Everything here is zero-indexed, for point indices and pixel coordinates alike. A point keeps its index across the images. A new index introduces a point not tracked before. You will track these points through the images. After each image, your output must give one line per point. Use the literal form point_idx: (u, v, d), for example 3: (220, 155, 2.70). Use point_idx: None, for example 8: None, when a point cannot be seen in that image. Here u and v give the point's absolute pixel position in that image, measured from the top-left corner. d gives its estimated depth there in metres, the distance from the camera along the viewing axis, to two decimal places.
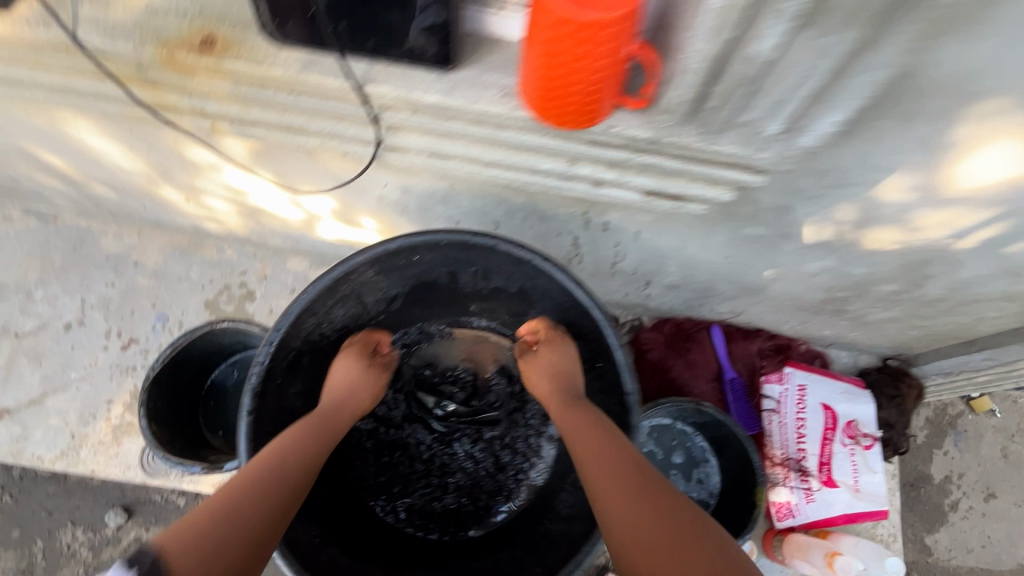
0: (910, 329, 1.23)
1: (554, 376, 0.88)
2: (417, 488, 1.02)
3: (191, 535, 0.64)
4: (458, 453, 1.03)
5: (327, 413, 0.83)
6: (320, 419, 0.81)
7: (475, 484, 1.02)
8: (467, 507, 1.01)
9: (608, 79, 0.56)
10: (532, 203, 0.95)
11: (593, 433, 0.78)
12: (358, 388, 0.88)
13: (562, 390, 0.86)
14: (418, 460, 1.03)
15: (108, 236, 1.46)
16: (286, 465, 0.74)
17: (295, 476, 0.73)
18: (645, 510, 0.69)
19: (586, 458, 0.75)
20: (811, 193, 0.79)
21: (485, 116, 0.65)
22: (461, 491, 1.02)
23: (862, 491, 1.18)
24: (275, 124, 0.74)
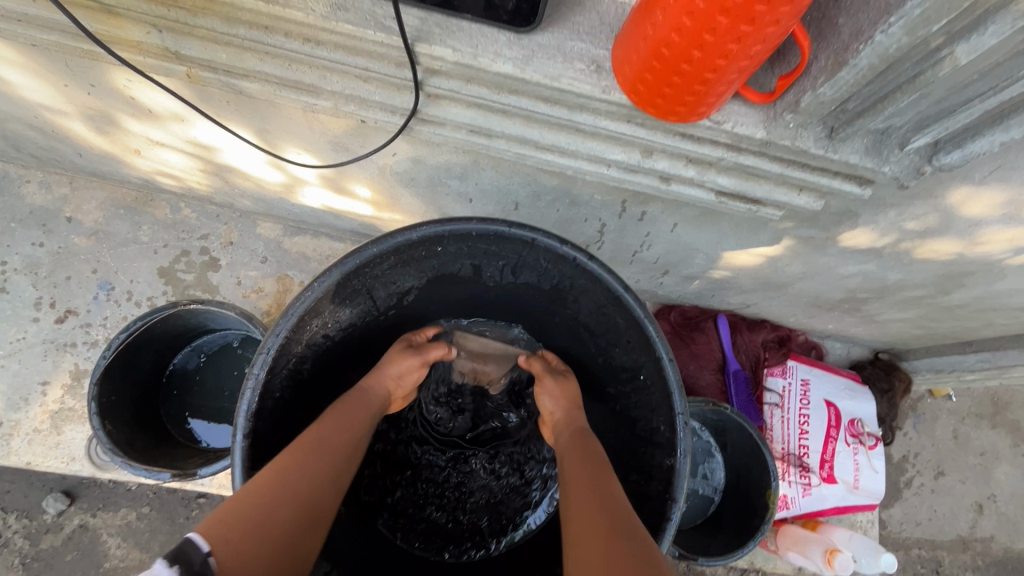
0: (915, 329, 1.22)
1: (562, 402, 0.83)
2: (431, 507, 0.95)
3: (223, 517, 0.56)
4: (471, 470, 0.98)
5: (368, 397, 0.79)
6: (364, 403, 0.78)
7: (493, 501, 0.97)
8: (488, 525, 0.95)
9: (753, 66, 0.41)
10: (566, 187, 0.84)
11: (583, 471, 0.70)
12: (401, 376, 0.83)
13: (571, 416, 0.82)
14: (430, 481, 0.97)
15: (32, 185, 1.22)
16: (336, 447, 0.69)
17: (337, 458, 0.68)
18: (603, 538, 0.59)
19: (572, 483, 0.69)
20: (886, 201, 0.71)
21: (562, 94, 0.52)
22: (478, 509, 0.96)
23: (858, 487, 1.20)
24: (276, 78, 0.58)
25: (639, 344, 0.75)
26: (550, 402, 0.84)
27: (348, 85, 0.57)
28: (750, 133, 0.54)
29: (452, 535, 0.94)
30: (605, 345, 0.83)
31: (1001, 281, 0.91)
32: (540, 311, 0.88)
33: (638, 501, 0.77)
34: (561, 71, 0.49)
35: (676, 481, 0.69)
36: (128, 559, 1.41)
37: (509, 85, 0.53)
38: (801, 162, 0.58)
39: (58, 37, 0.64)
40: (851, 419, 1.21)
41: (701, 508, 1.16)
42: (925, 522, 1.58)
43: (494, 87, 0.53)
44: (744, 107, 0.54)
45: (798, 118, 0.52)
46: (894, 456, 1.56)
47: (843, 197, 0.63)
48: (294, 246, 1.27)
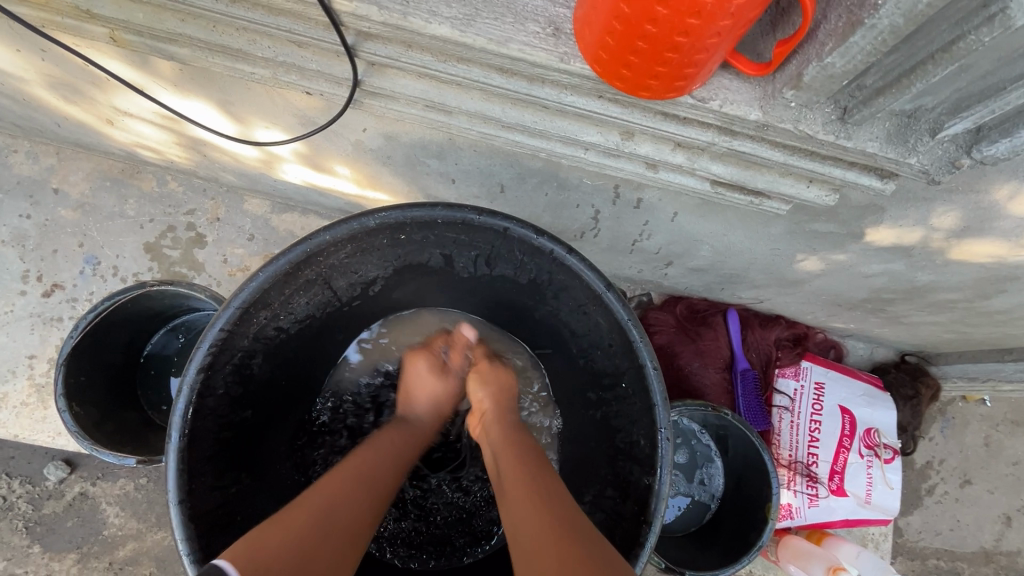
0: (947, 333, 1.11)
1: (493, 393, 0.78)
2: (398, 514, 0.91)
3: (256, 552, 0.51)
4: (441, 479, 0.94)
5: (416, 428, 0.78)
6: (411, 435, 0.76)
7: (463, 512, 0.91)
8: (456, 535, 0.89)
9: (738, 28, 0.34)
10: (553, 169, 0.74)
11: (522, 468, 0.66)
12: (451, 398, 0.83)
13: (501, 409, 0.76)
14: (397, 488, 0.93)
15: (19, 155, 1.20)
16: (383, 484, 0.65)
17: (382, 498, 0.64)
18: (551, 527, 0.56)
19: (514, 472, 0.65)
20: (915, 192, 0.61)
21: (515, 63, 0.45)
22: (447, 521, 0.91)
23: (871, 501, 1.11)
24: (203, 42, 0.53)
25: (621, 349, 0.68)
26: (482, 390, 0.78)
27: (281, 50, 0.51)
28: (740, 114, 0.45)
29: (421, 545, 0.89)
30: (587, 347, 0.76)
31: None
32: (520, 307, 0.81)
33: (613, 520, 0.71)
34: (509, 35, 0.42)
35: (654, 503, 0.63)
36: (125, 529, 1.27)
37: (456, 53, 0.46)
38: (807, 149, 0.49)
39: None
40: (867, 429, 1.11)
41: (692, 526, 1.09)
42: (945, 532, 1.48)
43: (439, 55, 0.47)
44: (737, 80, 0.45)
45: (801, 95, 0.43)
46: (916, 462, 1.45)
47: (862, 192, 0.54)
48: (282, 223, 1.21)
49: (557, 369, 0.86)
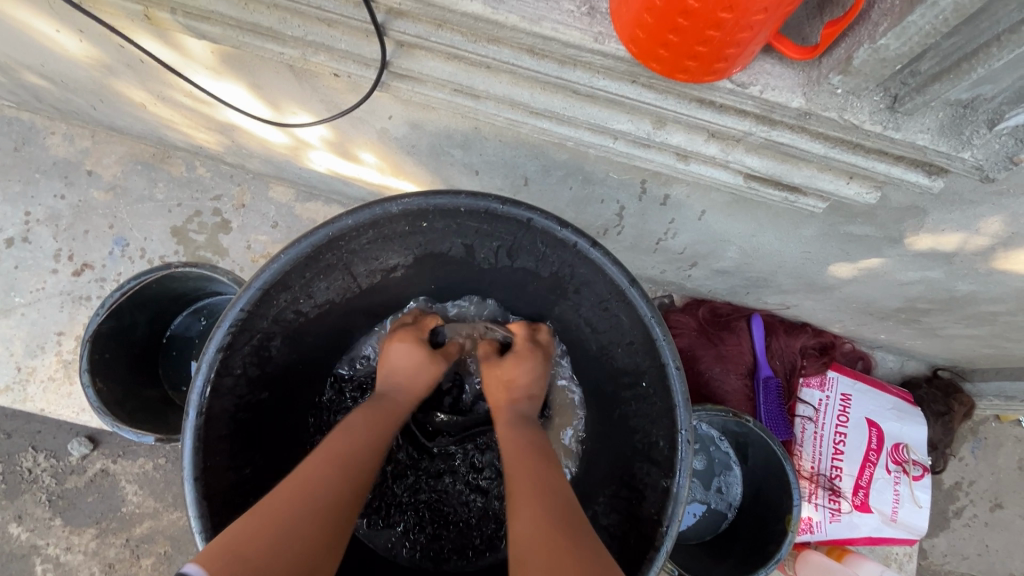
0: (984, 348, 1.06)
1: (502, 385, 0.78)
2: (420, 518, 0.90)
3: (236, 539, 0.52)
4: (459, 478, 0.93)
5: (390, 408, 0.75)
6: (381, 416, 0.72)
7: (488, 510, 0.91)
8: (494, 526, 0.90)
9: (784, 6, 0.33)
10: (578, 162, 0.73)
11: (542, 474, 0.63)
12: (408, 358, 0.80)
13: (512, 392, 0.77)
14: (418, 488, 0.92)
15: (56, 137, 1.23)
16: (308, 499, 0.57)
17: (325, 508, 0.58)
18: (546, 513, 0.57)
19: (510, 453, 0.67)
20: (961, 194, 0.58)
21: (547, 43, 0.44)
22: (476, 520, 0.91)
23: (896, 520, 1.06)
24: (233, 20, 0.54)
25: (643, 348, 0.66)
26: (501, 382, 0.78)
27: (311, 29, 0.51)
28: (785, 100, 0.43)
29: (455, 550, 0.89)
30: (608, 344, 0.74)
31: None
32: (540, 299, 0.81)
33: (627, 523, 0.70)
34: (543, 13, 0.42)
35: (672, 506, 0.61)
36: (142, 507, 1.30)
37: (487, 33, 0.45)
38: (852, 142, 0.47)
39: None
40: (893, 445, 1.07)
41: (707, 530, 1.07)
42: (973, 557, 1.42)
43: (470, 35, 0.46)
44: (781, 65, 0.43)
45: (848, 81, 0.41)
46: (945, 483, 1.40)
47: (906, 189, 0.52)
48: (305, 213, 1.23)
49: (575, 365, 0.85)
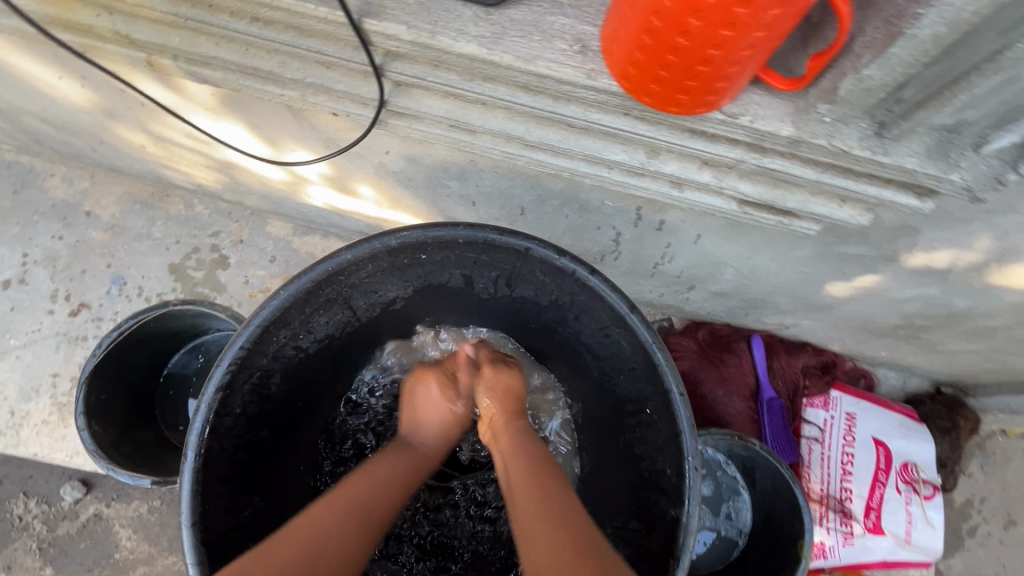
0: (986, 362, 1.06)
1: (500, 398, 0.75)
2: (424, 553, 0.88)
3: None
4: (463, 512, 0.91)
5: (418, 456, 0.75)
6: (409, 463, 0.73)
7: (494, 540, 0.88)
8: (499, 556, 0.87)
9: (770, 41, 0.35)
10: (574, 191, 0.74)
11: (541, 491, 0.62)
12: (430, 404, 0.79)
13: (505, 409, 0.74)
14: (420, 522, 0.90)
15: (55, 179, 1.24)
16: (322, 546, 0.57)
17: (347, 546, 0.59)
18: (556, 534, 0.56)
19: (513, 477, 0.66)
20: (953, 212, 0.59)
21: (541, 80, 0.45)
22: (483, 549, 0.88)
23: (910, 542, 1.04)
24: (235, 65, 0.55)
25: (646, 374, 0.66)
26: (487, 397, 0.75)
27: (310, 71, 0.53)
28: (776, 128, 0.44)
29: None
30: (610, 372, 0.74)
31: None
32: (541, 327, 0.80)
33: (637, 555, 0.68)
34: (536, 52, 0.43)
35: (682, 536, 0.60)
36: (135, 553, 1.26)
37: (482, 72, 0.47)
38: (843, 167, 0.48)
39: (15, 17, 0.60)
40: (901, 463, 1.06)
41: (717, 559, 1.04)
42: None
43: (465, 74, 0.48)
44: (768, 96, 0.44)
45: (834, 109, 0.43)
46: (957, 502, 1.37)
47: (898, 211, 0.53)
48: (303, 246, 1.23)
49: (578, 393, 0.85)
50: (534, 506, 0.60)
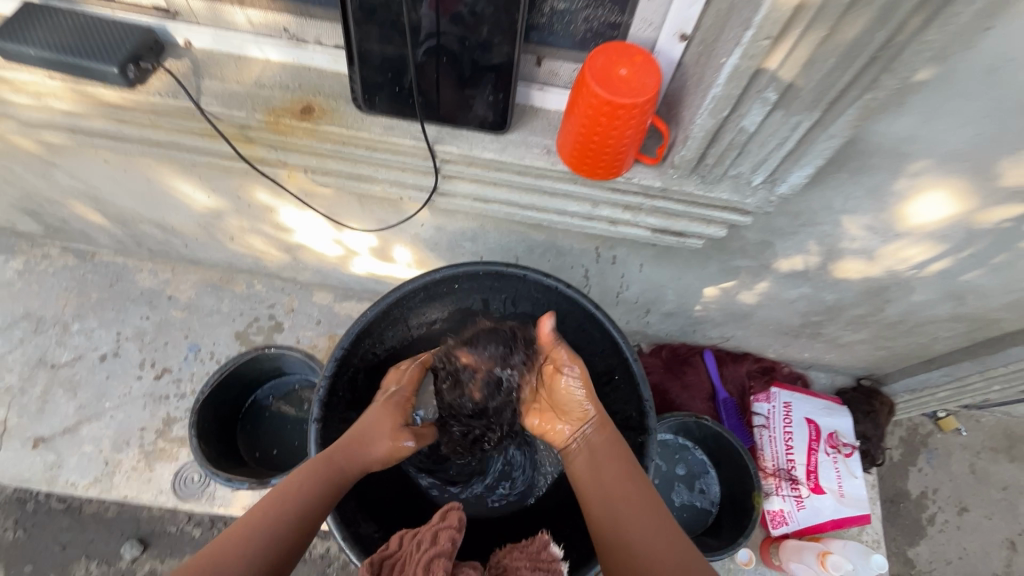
0: (878, 350, 1.39)
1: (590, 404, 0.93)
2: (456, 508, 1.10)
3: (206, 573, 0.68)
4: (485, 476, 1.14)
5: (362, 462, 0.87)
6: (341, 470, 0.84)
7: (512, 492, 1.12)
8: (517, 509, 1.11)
9: (635, 141, 0.70)
10: (551, 240, 1.10)
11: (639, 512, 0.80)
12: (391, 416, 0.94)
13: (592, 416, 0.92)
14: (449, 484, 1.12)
15: (143, 273, 1.57)
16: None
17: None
18: (663, 548, 0.75)
19: (611, 487, 0.84)
20: (786, 229, 0.95)
21: (525, 169, 0.80)
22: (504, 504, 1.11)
23: (846, 496, 1.31)
24: (348, 176, 0.87)
25: (611, 348, 0.97)
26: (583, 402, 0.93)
27: (394, 174, 0.86)
28: (652, 183, 0.78)
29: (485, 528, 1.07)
30: (589, 357, 1.05)
31: (916, 293, 1.10)
32: None
33: None
34: (520, 155, 0.77)
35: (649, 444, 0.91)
36: None
37: (490, 167, 0.81)
38: (702, 203, 0.81)
39: (196, 156, 0.89)
40: (828, 433, 1.35)
41: (698, 526, 1.28)
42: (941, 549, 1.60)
43: (481, 168, 0.81)
44: (645, 167, 0.77)
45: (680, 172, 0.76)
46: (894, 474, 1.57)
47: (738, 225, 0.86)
48: (343, 309, 1.56)
49: None
50: (640, 522, 0.78)
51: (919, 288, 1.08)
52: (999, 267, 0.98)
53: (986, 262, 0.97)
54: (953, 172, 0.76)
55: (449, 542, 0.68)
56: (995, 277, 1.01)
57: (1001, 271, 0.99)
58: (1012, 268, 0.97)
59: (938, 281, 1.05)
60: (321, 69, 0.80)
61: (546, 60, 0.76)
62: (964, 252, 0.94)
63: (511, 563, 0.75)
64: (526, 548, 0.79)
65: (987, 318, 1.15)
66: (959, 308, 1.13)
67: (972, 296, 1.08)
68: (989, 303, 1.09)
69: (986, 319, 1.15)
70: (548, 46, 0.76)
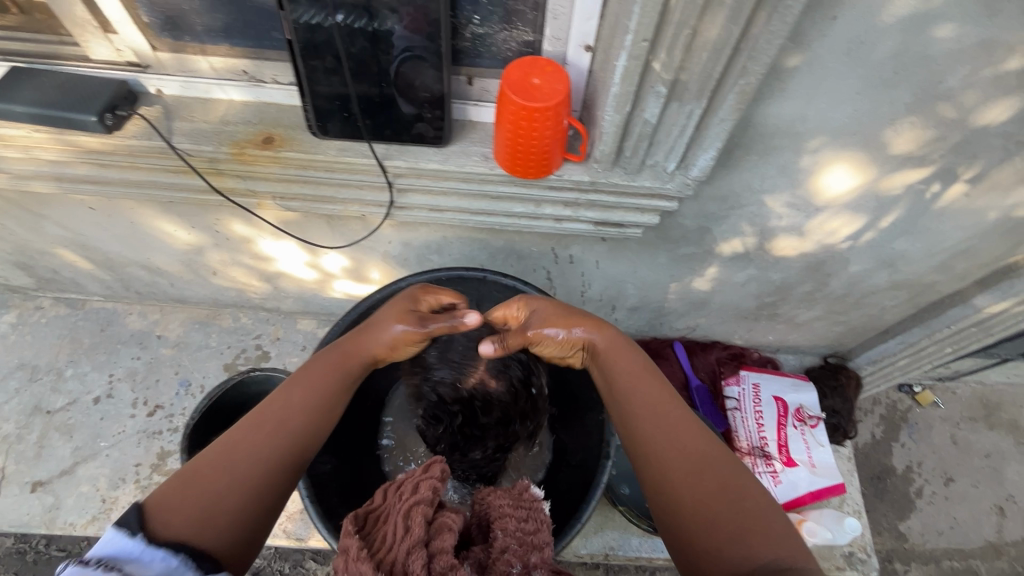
0: (835, 326, 1.47)
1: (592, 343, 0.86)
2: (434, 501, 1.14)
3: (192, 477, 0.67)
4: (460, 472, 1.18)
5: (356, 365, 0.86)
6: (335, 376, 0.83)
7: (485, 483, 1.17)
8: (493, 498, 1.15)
9: (558, 140, 0.78)
10: (510, 245, 1.18)
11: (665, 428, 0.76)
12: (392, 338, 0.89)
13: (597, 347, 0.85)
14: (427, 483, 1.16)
15: (133, 315, 1.63)
16: (218, 511, 0.65)
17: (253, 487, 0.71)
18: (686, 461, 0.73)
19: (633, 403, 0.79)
20: (718, 214, 1.04)
21: (468, 176, 0.89)
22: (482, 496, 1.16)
23: (817, 466, 1.38)
24: (311, 196, 0.96)
25: None
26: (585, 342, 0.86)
27: (355, 192, 0.94)
28: (581, 178, 0.86)
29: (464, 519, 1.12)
30: None
31: (852, 265, 1.18)
32: None
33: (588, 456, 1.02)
34: (462, 163, 0.86)
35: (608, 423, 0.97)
36: None
37: (438, 176, 0.89)
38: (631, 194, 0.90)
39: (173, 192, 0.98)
40: (795, 407, 1.43)
41: None
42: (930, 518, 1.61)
43: (428, 178, 0.90)
44: (574, 165, 0.86)
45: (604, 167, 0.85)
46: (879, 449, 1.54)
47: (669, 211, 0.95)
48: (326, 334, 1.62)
49: None
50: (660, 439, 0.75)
51: (853, 259, 1.16)
52: (918, 232, 1.06)
53: (905, 229, 1.05)
54: (846, 146, 0.86)
55: (430, 491, 0.70)
56: (917, 242, 1.09)
57: (921, 235, 1.07)
58: (929, 232, 1.05)
59: (867, 251, 1.13)
60: (279, 104, 0.90)
61: (476, 78, 0.86)
62: (881, 220, 1.03)
63: (492, 501, 0.77)
64: (507, 490, 0.80)
65: (922, 282, 1.23)
66: (895, 276, 1.22)
67: (902, 262, 1.16)
68: (918, 268, 1.18)
69: (922, 283, 1.23)
70: (477, 66, 0.86)
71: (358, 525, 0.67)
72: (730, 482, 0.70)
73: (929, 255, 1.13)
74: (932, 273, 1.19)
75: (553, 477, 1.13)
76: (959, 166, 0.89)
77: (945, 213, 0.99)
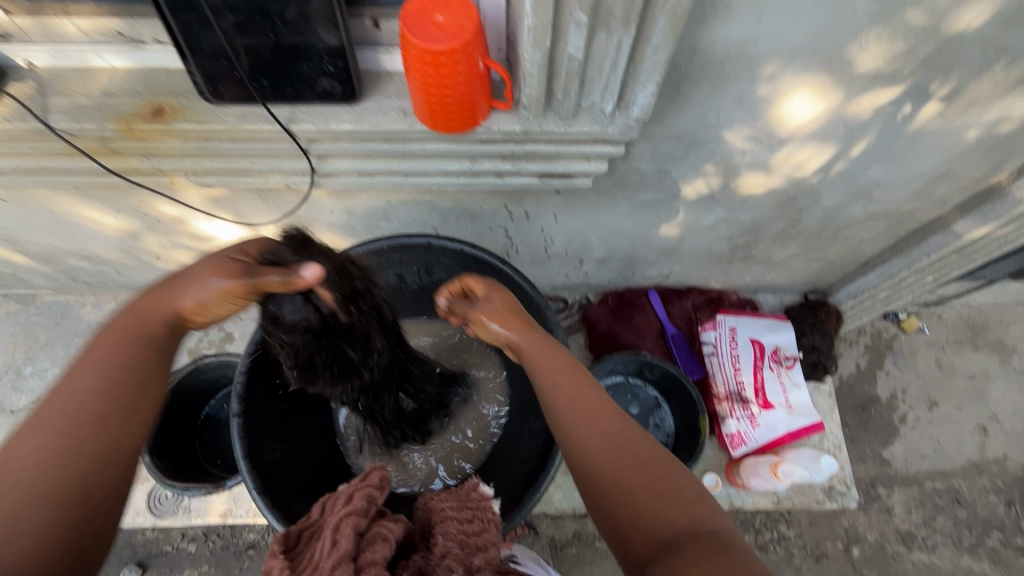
0: (813, 263, 1.40)
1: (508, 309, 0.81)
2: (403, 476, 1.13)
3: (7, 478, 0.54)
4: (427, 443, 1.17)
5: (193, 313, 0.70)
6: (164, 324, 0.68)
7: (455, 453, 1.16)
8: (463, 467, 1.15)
9: (475, 88, 0.69)
10: (459, 205, 1.10)
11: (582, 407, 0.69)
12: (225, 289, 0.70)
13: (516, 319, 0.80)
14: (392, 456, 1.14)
15: (87, 307, 1.57)
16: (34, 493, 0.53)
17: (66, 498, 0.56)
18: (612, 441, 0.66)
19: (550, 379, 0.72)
20: (675, 155, 0.96)
21: (389, 134, 0.80)
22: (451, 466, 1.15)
23: (794, 406, 1.37)
24: (223, 170, 0.87)
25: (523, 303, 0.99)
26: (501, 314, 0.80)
27: (271, 162, 0.86)
28: (512, 128, 0.78)
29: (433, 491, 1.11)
30: None
31: (824, 198, 1.11)
32: None
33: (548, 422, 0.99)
34: (379, 122, 0.78)
35: None
36: None
37: (356, 138, 0.81)
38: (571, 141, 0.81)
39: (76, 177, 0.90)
40: (772, 349, 1.39)
41: None
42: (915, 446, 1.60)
43: (347, 141, 0.81)
44: (503, 113, 0.78)
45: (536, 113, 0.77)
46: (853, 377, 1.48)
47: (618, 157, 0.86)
48: None
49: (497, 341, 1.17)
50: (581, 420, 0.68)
51: (824, 192, 1.08)
52: (892, 158, 0.97)
53: (878, 155, 0.97)
54: (804, 69, 0.76)
55: (366, 500, 0.64)
56: (892, 169, 1.01)
57: (896, 161, 0.98)
58: (904, 157, 0.97)
59: (840, 183, 1.05)
60: (169, 68, 0.80)
61: (382, 21, 0.77)
62: (851, 148, 0.95)
63: (435, 506, 0.73)
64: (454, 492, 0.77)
65: (900, 211, 1.15)
66: (870, 207, 1.14)
67: (878, 191, 1.08)
68: (894, 196, 1.10)
69: (900, 212, 1.16)
70: (384, 6, 0.76)
71: (288, 544, 0.62)
72: (654, 461, 0.64)
73: (905, 182, 1.05)
74: (911, 200, 1.11)
75: (516, 443, 1.09)
76: (932, 82, 0.80)
77: (920, 135, 0.91)
